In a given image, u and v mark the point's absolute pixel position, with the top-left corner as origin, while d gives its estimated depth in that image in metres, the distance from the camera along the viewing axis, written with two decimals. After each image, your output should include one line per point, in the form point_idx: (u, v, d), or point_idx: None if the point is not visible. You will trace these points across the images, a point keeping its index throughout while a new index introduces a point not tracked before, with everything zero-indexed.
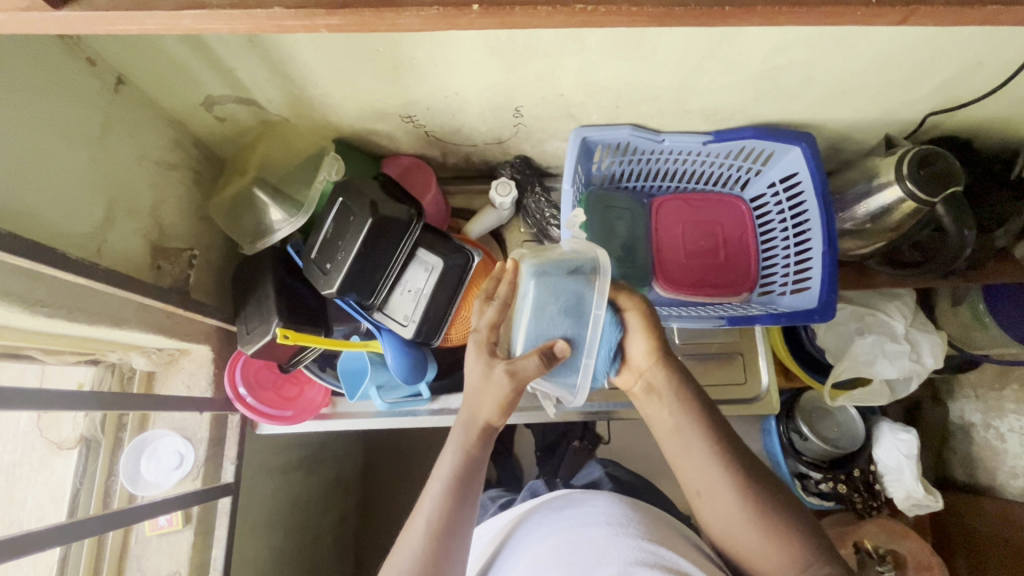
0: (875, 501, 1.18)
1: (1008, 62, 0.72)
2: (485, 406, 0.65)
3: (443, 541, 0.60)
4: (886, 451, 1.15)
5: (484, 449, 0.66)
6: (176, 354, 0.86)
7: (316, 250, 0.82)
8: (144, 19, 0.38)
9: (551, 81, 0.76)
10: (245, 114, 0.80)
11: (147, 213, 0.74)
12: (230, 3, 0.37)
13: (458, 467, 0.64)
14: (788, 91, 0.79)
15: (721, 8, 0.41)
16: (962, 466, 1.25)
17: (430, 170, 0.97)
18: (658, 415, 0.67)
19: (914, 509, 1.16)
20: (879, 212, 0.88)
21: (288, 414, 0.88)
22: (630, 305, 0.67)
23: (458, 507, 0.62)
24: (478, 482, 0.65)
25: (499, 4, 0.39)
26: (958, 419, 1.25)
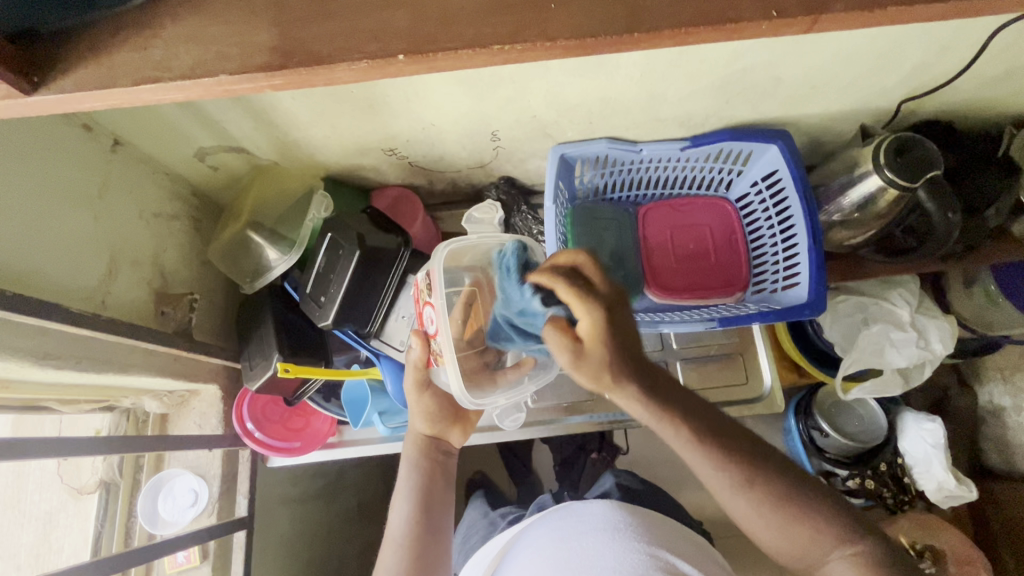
0: (907, 495, 1.17)
1: (976, 42, 0.72)
2: (415, 417, 0.75)
3: (416, 541, 0.67)
4: (913, 442, 1.14)
5: (429, 450, 0.75)
6: (186, 395, 0.90)
7: (311, 284, 0.84)
8: (109, 95, 0.40)
9: (523, 104, 0.79)
10: (237, 161, 0.85)
11: (148, 263, 0.77)
12: (184, 75, 0.39)
13: (411, 477, 0.72)
14: (757, 92, 0.80)
15: (631, 35, 0.38)
16: (997, 453, 1.21)
17: (418, 198, 0.99)
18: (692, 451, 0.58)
19: (948, 500, 1.14)
20: (863, 201, 0.88)
21: (296, 445, 0.90)
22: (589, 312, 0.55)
23: (422, 511, 0.69)
24: (437, 483, 0.72)
25: (425, 50, 0.38)
26: (988, 403, 1.22)
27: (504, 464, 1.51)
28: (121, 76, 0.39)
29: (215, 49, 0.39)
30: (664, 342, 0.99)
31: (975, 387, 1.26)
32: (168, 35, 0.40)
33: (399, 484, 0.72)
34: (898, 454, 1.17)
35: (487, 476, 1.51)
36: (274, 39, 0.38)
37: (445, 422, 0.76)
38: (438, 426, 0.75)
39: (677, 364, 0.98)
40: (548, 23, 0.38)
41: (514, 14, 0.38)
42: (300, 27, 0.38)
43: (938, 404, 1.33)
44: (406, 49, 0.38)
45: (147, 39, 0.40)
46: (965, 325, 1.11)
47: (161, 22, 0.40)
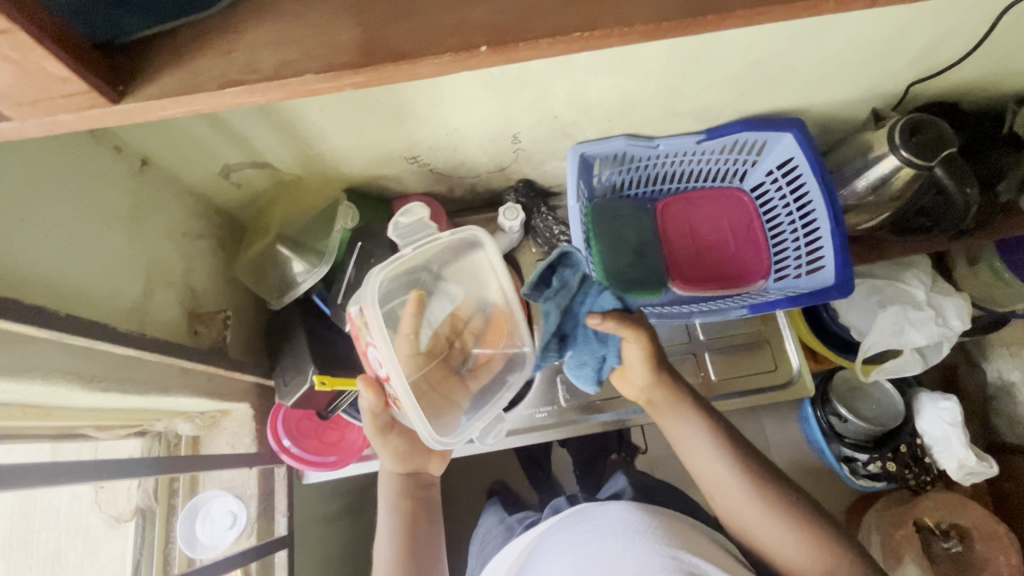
0: (926, 475, 1.17)
1: (986, 22, 0.74)
2: (386, 459, 0.73)
3: None
4: (930, 422, 1.15)
5: (409, 486, 0.73)
6: (217, 415, 0.89)
7: (342, 295, 0.85)
8: (187, 101, 0.40)
9: (545, 105, 0.80)
10: (261, 177, 0.85)
11: (180, 282, 0.77)
12: (267, 77, 0.39)
13: (392, 521, 0.70)
14: (772, 81, 0.82)
15: (703, 16, 0.39)
16: (1012, 427, 1.24)
17: (439, 206, 0.99)
18: (699, 459, 0.71)
19: (969, 477, 1.15)
20: (879, 182, 0.89)
21: (331, 459, 0.88)
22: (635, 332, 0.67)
23: (406, 556, 0.67)
24: (420, 519, 0.71)
25: (505, 42, 0.38)
26: (997, 380, 1.25)
27: (525, 471, 1.50)
28: (203, 80, 0.39)
29: (293, 51, 0.40)
30: (691, 333, 1.00)
31: (982, 364, 1.28)
32: (241, 42, 0.40)
33: (382, 529, 0.70)
34: (916, 435, 1.17)
35: (508, 483, 1.50)
36: (356, 38, 0.39)
37: (415, 459, 0.74)
38: (411, 462, 0.74)
39: (706, 355, 0.99)
40: (621, 10, 0.39)
41: (588, 6, 0.39)
42: (382, 26, 0.39)
43: (951, 382, 1.35)
44: (484, 41, 0.38)
45: (230, 44, 0.41)
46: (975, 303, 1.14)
47: (240, 30, 0.41)
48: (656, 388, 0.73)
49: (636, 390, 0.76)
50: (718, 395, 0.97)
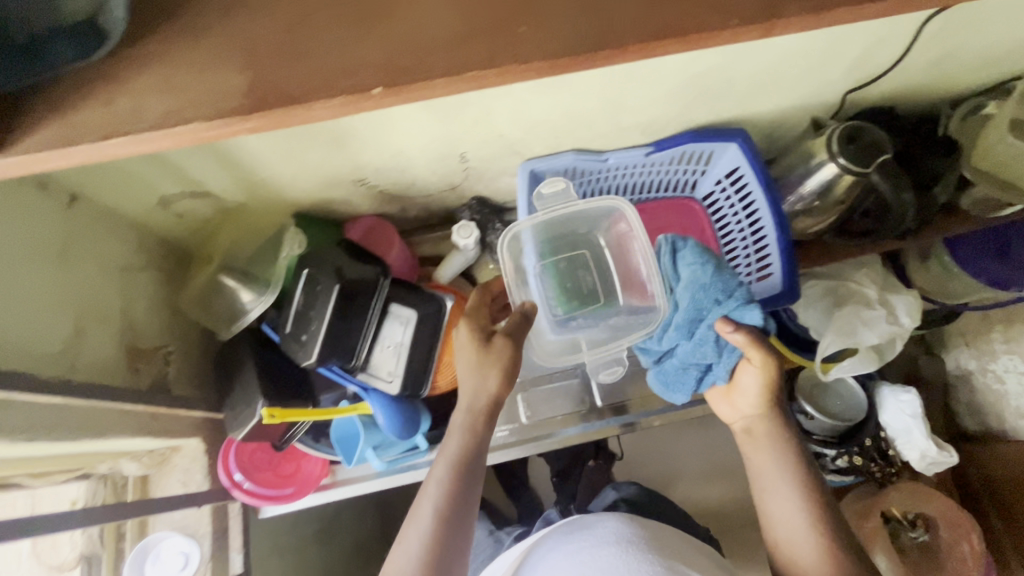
0: (892, 467, 1.20)
1: (907, 35, 0.77)
2: (479, 400, 0.74)
3: (441, 536, 0.66)
4: (893, 415, 1.18)
5: (470, 459, 0.71)
6: (167, 452, 0.86)
7: (291, 323, 0.82)
8: (72, 152, 0.40)
9: (489, 124, 0.80)
10: (203, 206, 0.83)
11: (117, 318, 0.74)
12: (153, 125, 0.40)
13: (455, 470, 0.70)
14: (713, 93, 0.83)
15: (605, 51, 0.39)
16: (972, 415, 1.27)
17: (392, 226, 0.98)
18: (766, 465, 0.72)
19: (933, 467, 1.17)
20: (822, 188, 0.92)
21: (288, 491, 0.87)
22: (761, 355, 0.69)
23: (452, 504, 0.68)
24: (472, 469, 0.71)
25: (397, 84, 0.39)
26: (957, 368, 1.29)
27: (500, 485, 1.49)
28: (83, 134, 0.40)
29: (192, 96, 0.40)
30: None
31: (942, 354, 1.33)
32: (133, 87, 0.42)
33: (441, 469, 0.70)
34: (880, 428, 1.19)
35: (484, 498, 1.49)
36: (243, 84, 0.40)
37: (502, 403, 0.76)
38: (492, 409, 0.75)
39: None
40: (519, 46, 0.40)
41: (485, 45, 0.39)
42: (270, 71, 0.40)
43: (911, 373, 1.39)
44: (381, 81, 0.40)
45: (113, 93, 0.42)
46: (927, 296, 1.17)
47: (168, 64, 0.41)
48: (760, 420, 0.74)
49: (735, 415, 0.77)
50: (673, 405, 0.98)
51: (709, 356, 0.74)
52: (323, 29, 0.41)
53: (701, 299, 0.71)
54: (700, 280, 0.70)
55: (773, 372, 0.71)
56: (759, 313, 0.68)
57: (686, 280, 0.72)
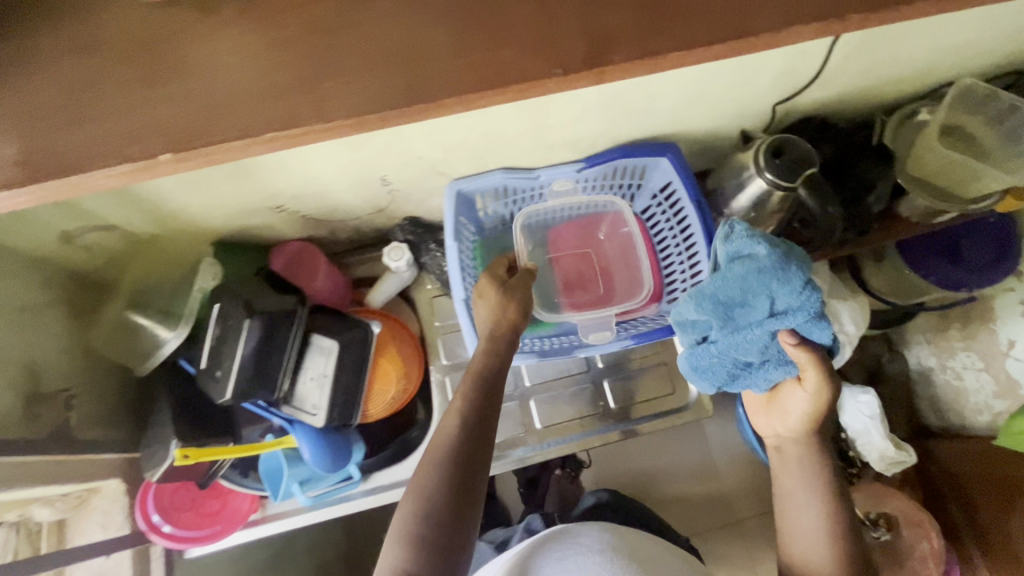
0: (852, 467, 1.24)
1: (822, 51, 0.76)
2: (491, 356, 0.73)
3: (447, 501, 0.61)
4: (852, 416, 1.16)
5: (489, 382, 0.71)
6: (85, 494, 0.82)
7: (205, 358, 0.78)
8: None
9: (405, 148, 0.77)
10: (112, 240, 0.79)
11: (15, 364, 0.70)
12: None
13: (471, 431, 0.66)
14: (638, 110, 0.81)
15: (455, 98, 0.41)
16: (933, 412, 1.28)
17: (319, 252, 0.94)
18: (788, 469, 0.69)
19: (892, 467, 1.17)
20: (755, 202, 0.90)
21: (217, 529, 0.84)
22: (817, 375, 0.63)
23: (463, 469, 0.63)
24: (486, 433, 0.66)
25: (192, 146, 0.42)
26: (918, 366, 1.30)
27: None
28: None
29: None
30: (589, 362, 1.00)
31: (904, 351, 1.33)
32: None
33: (454, 426, 0.66)
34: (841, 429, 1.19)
35: None
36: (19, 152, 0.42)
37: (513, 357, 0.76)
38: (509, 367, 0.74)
39: (604, 383, 0.99)
40: (322, 106, 0.42)
41: (282, 102, 0.42)
42: (52, 132, 0.42)
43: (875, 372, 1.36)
44: (168, 148, 0.42)
45: None
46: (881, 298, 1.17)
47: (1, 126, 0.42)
48: (794, 442, 0.69)
49: (770, 427, 0.71)
50: (613, 424, 0.97)
51: (748, 357, 0.65)
52: (141, 91, 0.42)
53: (752, 285, 0.61)
54: (760, 266, 0.61)
55: (828, 397, 0.64)
56: (831, 331, 0.60)
57: (748, 261, 0.62)
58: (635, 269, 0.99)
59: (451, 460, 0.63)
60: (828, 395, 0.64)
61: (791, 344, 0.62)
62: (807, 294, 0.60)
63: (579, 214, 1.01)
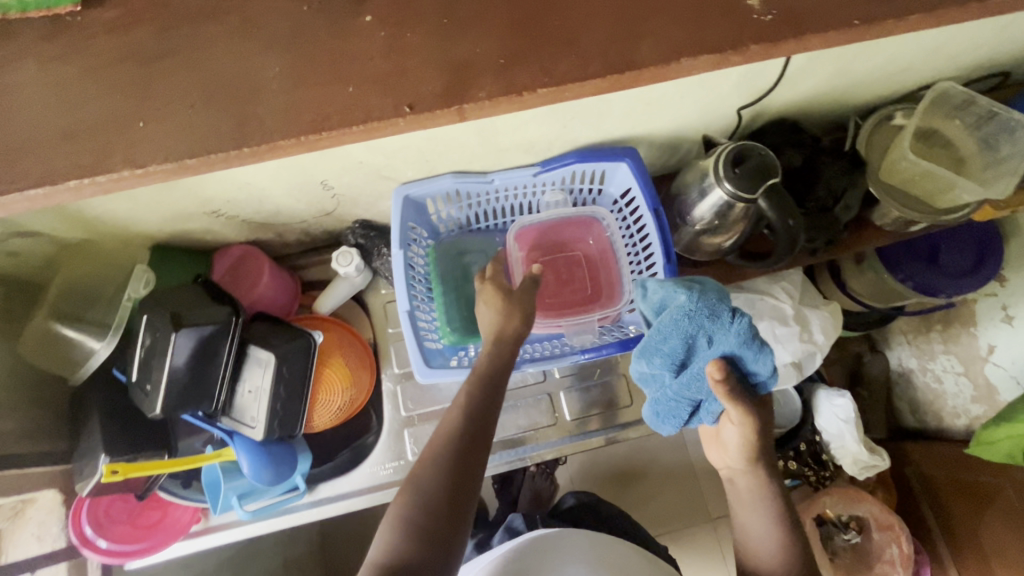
0: (825, 471, 1.18)
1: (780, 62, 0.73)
2: (512, 324, 0.74)
3: (457, 460, 0.64)
4: (827, 419, 1.14)
5: (505, 365, 0.73)
6: (21, 504, 0.78)
7: (135, 371, 0.76)
8: None
9: (342, 153, 0.73)
10: (35, 247, 0.76)
11: None
12: None
13: (478, 400, 0.69)
14: (591, 114, 0.77)
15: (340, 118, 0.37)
16: (911, 415, 1.26)
17: (264, 254, 0.91)
18: (737, 489, 0.70)
19: (866, 471, 1.14)
20: (718, 210, 0.85)
21: (148, 545, 0.82)
22: (741, 411, 0.63)
23: (471, 434, 0.66)
24: (495, 404, 0.70)
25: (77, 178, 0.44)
26: (898, 366, 1.26)
27: None
28: None
29: None
30: (546, 373, 0.97)
31: (885, 351, 1.29)
32: None
33: (462, 398, 0.69)
34: (815, 432, 1.16)
35: None
36: None
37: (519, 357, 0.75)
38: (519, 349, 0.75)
39: (560, 394, 0.97)
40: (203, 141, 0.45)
41: (159, 135, 0.45)
42: None
43: (855, 371, 1.29)
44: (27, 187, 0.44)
45: None
46: (858, 301, 1.13)
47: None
48: (747, 474, 0.68)
49: (721, 459, 0.71)
50: (570, 436, 0.95)
51: (703, 393, 0.67)
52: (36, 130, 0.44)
53: (684, 331, 0.62)
54: (687, 310, 0.62)
55: (753, 426, 0.64)
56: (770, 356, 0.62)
57: (673, 310, 0.63)
58: (614, 271, 0.94)
59: (464, 428, 0.66)
60: (752, 425, 0.64)
61: (721, 379, 0.61)
62: (737, 322, 0.61)
63: (561, 215, 0.94)
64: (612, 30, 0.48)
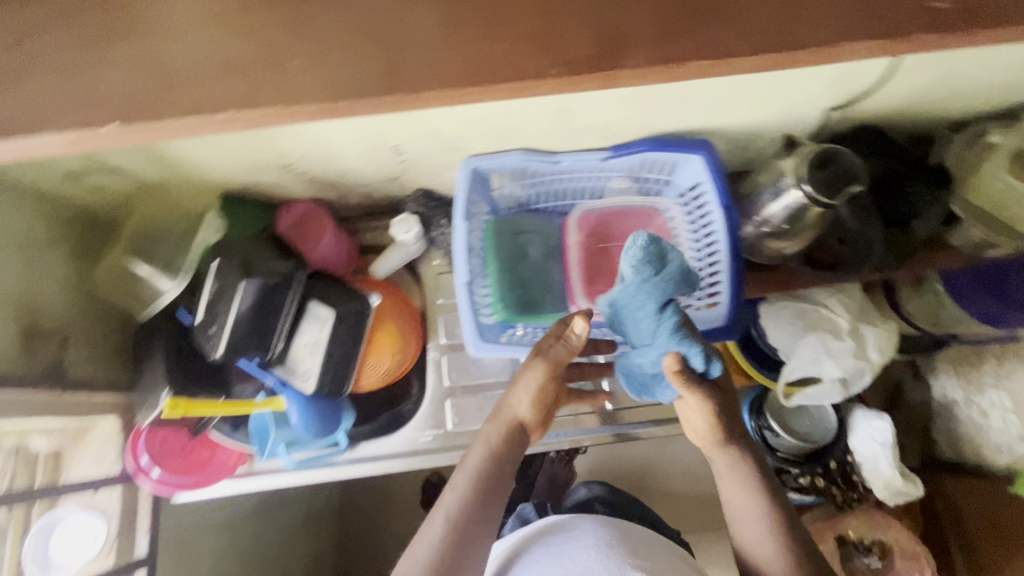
0: (853, 493, 1.13)
1: (882, 66, 0.69)
2: (521, 403, 0.70)
3: (462, 535, 0.63)
4: (862, 440, 1.10)
5: (519, 433, 0.71)
6: (82, 428, 0.84)
7: (200, 314, 0.78)
8: None
9: (419, 118, 0.73)
10: (117, 182, 0.78)
11: (15, 297, 0.71)
12: None
13: (485, 466, 0.67)
14: (673, 101, 0.75)
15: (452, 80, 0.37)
16: None
17: (326, 213, 0.92)
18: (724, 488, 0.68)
19: (895, 498, 1.10)
20: (794, 211, 0.82)
21: (199, 479, 0.85)
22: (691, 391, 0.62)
23: (479, 505, 0.65)
24: (505, 476, 0.68)
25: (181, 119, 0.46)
26: (941, 397, 1.17)
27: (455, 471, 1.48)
28: None
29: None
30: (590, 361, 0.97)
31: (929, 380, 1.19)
32: None
33: (469, 463, 0.67)
34: (848, 452, 1.13)
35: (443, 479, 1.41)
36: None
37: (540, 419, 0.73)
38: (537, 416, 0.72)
39: (604, 383, 0.96)
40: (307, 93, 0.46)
41: (262, 85, 0.46)
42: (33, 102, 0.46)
43: (892, 397, 1.28)
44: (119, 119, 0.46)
45: None
46: (911, 323, 1.10)
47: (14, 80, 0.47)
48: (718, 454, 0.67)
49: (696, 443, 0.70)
50: (609, 425, 0.95)
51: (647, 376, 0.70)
52: (151, 63, 0.46)
53: (624, 317, 0.68)
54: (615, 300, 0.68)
55: (710, 412, 0.63)
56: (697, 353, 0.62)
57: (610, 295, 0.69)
58: None
59: (473, 504, 0.64)
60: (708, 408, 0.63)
61: (675, 370, 0.61)
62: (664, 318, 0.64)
63: (622, 203, 0.97)
64: (736, 19, 0.46)
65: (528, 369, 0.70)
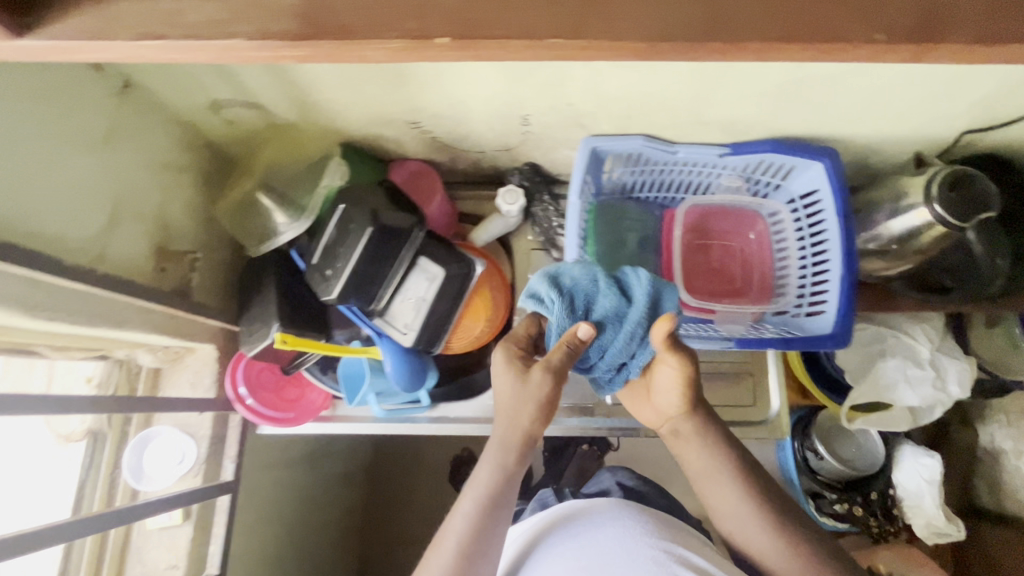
0: (892, 526, 1.08)
1: None
2: (524, 416, 0.64)
3: (470, 560, 0.61)
4: (908, 475, 1.06)
5: (526, 447, 0.66)
6: (181, 351, 0.86)
7: (318, 255, 0.81)
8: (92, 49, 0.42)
9: (560, 90, 0.74)
10: (254, 118, 0.80)
11: (152, 216, 0.74)
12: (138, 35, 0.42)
13: (489, 485, 0.64)
14: (814, 104, 0.74)
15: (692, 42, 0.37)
16: None
17: (436, 175, 0.94)
18: (712, 481, 0.68)
19: (935, 537, 1.06)
20: (904, 234, 0.83)
21: (290, 415, 0.88)
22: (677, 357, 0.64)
23: (485, 528, 0.62)
24: (509, 495, 0.65)
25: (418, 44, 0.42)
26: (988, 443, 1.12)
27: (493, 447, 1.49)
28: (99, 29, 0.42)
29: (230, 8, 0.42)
30: None
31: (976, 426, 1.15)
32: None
33: (475, 481, 0.65)
34: (890, 486, 1.08)
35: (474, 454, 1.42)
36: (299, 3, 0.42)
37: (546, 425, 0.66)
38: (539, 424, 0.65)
39: None
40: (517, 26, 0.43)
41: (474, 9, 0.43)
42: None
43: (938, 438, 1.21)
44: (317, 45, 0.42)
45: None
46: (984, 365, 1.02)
47: None
48: (686, 425, 0.69)
49: (660, 418, 0.72)
50: None
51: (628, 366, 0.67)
52: None
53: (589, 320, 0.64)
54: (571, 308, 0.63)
55: (687, 367, 0.65)
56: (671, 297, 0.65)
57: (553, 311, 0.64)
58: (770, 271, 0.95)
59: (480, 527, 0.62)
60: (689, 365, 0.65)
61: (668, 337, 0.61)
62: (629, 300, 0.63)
63: (728, 203, 0.96)
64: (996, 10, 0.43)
65: (533, 383, 0.63)
